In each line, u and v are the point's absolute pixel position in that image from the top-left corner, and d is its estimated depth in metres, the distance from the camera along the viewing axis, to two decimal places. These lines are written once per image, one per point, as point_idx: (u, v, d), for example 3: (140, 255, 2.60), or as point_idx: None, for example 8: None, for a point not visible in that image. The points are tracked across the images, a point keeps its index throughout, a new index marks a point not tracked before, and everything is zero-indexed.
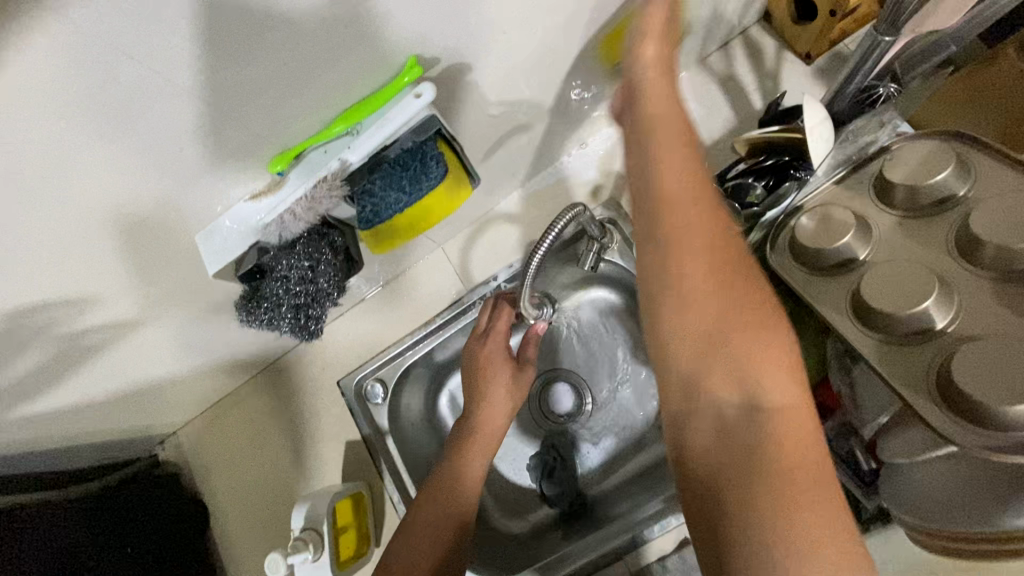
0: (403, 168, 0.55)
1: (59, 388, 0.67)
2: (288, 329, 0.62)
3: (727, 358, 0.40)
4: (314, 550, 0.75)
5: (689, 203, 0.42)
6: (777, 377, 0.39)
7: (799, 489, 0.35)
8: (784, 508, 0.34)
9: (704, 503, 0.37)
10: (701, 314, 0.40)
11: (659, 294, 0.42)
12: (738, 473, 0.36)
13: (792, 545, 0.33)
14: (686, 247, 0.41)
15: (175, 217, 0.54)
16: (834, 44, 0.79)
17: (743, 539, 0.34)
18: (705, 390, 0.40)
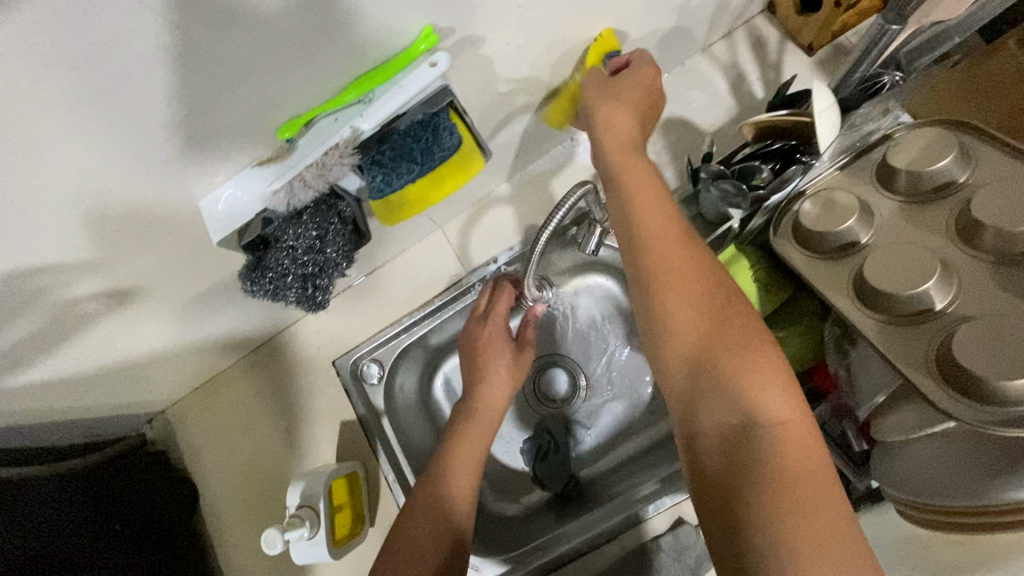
0: (414, 139, 0.55)
1: (51, 357, 0.66)
2: (294, 299, 0.62)
3: (720, 379, 0.49)
4: (310, 527, 0.74)
5: (667, 255, 0.54)
6: (767, 395, 0.47)
7: (798, 492, 0.43)
8: (778, 503, 0.42)
9: (718, 506, 0.46)
10: (690, 345, 0.51)
11: (660, 336, 0.53)
12: (741, 477, 0.45)
13: (790, 534, 0.41)
14: (670, 292, 0.53)
15: (179, 182, 0.53)
16: (836, 36, 0.80)
17: (747, 530, 0.43)
18: (706, 411, 0.49)
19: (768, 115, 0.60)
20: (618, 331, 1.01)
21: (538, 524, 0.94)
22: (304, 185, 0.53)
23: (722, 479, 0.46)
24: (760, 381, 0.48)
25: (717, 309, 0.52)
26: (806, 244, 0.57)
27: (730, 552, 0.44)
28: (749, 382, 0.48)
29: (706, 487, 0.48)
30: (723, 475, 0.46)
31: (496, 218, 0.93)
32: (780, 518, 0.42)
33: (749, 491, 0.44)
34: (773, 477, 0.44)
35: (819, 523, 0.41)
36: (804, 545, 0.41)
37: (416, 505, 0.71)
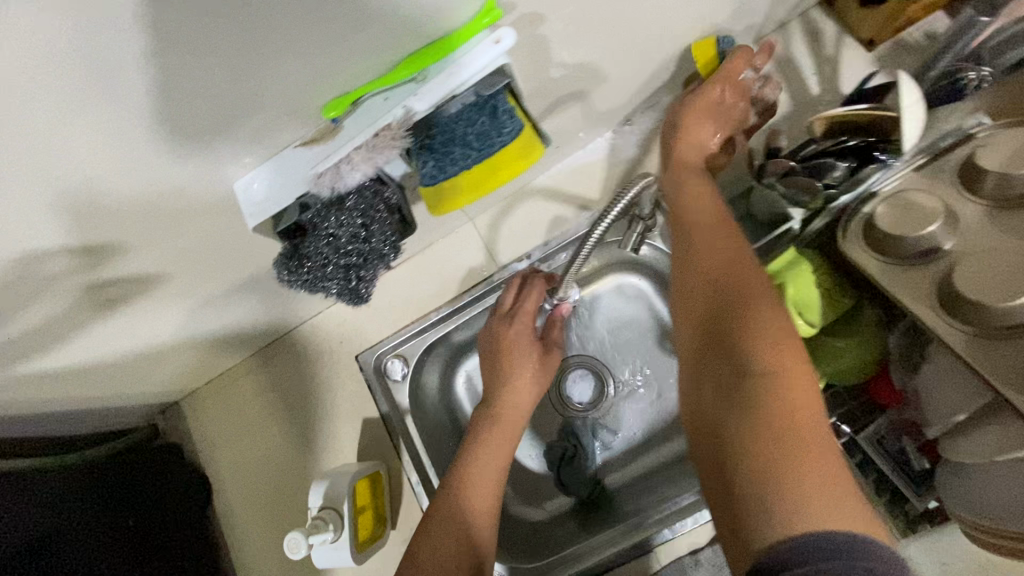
0: (467, 122, 0.51)
1: (69, 342, 0.63)
2: (336, 290, 0.58)
3: (721, 331, 0.49)
4: (334, 531, 0.71)
5: (693, 223, 0.58)
6: (767, 350, 0.45)
7: (783, 442, 0.40)
8: (759, 452, 0.41)
9: (711, 457, 0.45)
10: (698, 302, 0.53)
11: (676, 294, 0.56)
12: (727, 425, 0.44)
13: (769, 483, 0.40)
14: (690, 255, 0.56)
15: (215, 159, 0.50)
16: (899, 30, 0.76)
17: (736, 479, 0.42)
18: (705, 362, 0.49)
19: (846, 109, 0.55)
20: (655, 334, 0.96)
21: (563, 531, 0.90)
22: (352, 168, 0.50)
23: (713, 427, 0.46)
24: (760, 333, 0.47)
25: (724, 268, 0.52)
26: (881, 250, 0.54)
27: (721, 503, 0.43)
28: (747, 332, 0.47)
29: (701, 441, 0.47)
30: (713, 423, 0.46)
31: (531, 210, 0.88)
32: (767, 465, 0.40)
33: (736, 438, 0.43)
34: (761, 423, 0.42)
35: (807, 474, 0.39)
36: (789, 491, 0.39)
37: (440, 521, 0.66)
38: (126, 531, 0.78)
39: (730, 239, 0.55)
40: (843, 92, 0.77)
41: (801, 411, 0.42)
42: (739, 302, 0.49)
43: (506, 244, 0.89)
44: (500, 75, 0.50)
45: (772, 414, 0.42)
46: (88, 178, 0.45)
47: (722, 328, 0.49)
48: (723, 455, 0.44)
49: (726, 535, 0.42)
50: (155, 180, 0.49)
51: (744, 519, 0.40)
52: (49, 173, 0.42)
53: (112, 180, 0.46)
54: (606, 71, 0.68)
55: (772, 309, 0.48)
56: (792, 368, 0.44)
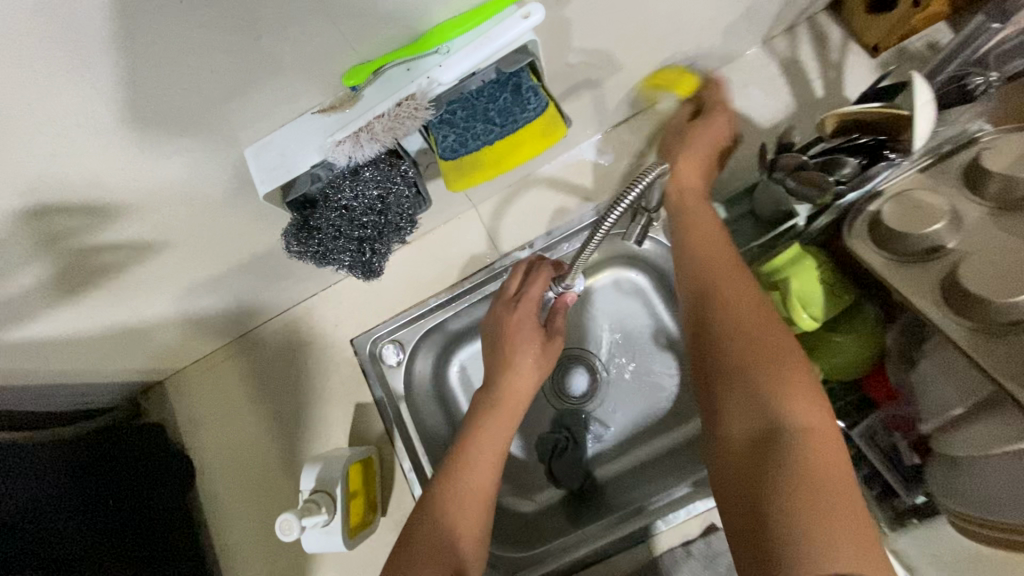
0: (489, 99, 0.51)
1: (59, 310, 0.60)
2: (347, 263, 0.58)
3: (751, 384, 0.52)
4: (326, 514, 0.70)
5: (719, 275, 0.61)
6: (801, 407, 0.49)
7: (822, 496, 0.44)
8: (803, 502, 0.44)
9: (744, 505, 0.47)
10: (729, 352, 0.55)
11: (703, 340, 0.58)
12: (762, 475, 0.47)
13: (812, 531, 0.42)
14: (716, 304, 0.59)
15: (227, 123, 0.48)
16: (902, 38, 0.77)
17: (774, 528, 0.44)
18: (734, 414, 0.52)
19: (856, 108, 0.56)
20: (655, 330, 0.95)
21: (553, 523, 0.90)
22: (371, 138, 0.49)
23: (748, 476, 0.48)
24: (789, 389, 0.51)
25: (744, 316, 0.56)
26: (886, 246, 0.55)
27: (756, 550, 0.45)
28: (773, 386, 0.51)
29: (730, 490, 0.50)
30: (747, 472, 0.48)
31: (536, 199, 0.88)
32: (801, 514, 0.43)
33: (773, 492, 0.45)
34: (796, 478, 0.45)
35: (839, 529, 0.42)
36: (824, 546, 0.42)
37: (435, 500, 0.66)
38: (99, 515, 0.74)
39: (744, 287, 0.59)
40: (847, 96, 0.79)
41: (831, 470, 0.45)
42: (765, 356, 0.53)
43: (510, 233, 0.88)
44: (524, 54, 0.49)
45: (809, 469, 0.45)
46: (97, 134, 0.43)
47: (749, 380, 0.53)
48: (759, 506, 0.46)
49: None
50: (166, 142, 0.47)
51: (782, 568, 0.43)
52: (58, 126, 0.41)
53: (122, 137, 0.45)
54: (621, 61, 0.69)
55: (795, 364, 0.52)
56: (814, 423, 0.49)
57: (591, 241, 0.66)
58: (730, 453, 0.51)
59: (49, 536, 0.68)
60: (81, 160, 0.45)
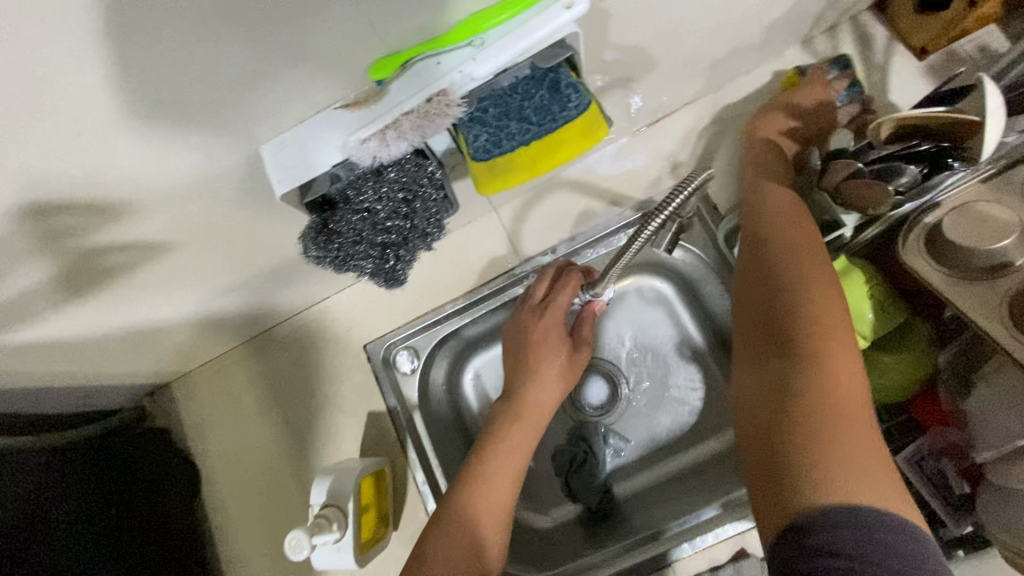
0: (524, 96, 0.48)
1: (62, 312, 0.57)
2: (369, 270, 0.54)
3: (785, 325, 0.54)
4: (338, 531, 0.67)
5: (770, 220, 0.62)
6: (838, 353, 0.51)
7: (836, 432, 0.47)
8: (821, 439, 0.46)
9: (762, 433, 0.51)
10: (768, 294, 0.57)
11: (746, 279, 0.60)
12: (780, 407, 0.50)
13: (823, 463, 0.45)
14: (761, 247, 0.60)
15: (243, 117, 0.45)
16: (952, 41, 0.73)
17: (789, 454, 0.47)
18: (767, 353, 0.54)
19: (919, 112, 0.53)
20: (680, 341, 0.91)
21: (570, 541, 0.86)
22: (398, 136, 0.46)
23: (767, 408, 0.51)
24: (821, 326, 0.52)
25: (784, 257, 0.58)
26: (942, 260, 0.51)
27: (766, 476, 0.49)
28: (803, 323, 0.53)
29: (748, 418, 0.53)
30: (764, 404, 0.52)
31: (559, 202, 0.84)
32: (816, 451, 0.46)
33: (789, 419, 0.49)
34: (811, 410, 0.48)
35: (849, 464, 0.45)
36: (828, 469, 0.45)
37: (452, 519, 0.62)
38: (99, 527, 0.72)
39: (787, 229, 0.60)
40: (891, 101, 0.75)
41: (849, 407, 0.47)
42: (800, 295, 0.55)
43: (531, 237, 0.85)
44: (562, 48, 0.46)
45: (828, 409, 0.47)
46: (104, 124, 0.40)
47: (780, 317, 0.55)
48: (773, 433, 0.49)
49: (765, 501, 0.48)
50: (176, 136, 0.44)
51: (788, 490, 0.46)
52: (64, 115, 0.38)
53: (130, 129, 0.42)
54: (657, 59, 0.65)
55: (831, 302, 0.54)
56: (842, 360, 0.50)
57: (624, 253, 0.64)
58: (753, 383, 0.54)
59: (44, 551, 0.65)
60: (87, 154, 0.42)
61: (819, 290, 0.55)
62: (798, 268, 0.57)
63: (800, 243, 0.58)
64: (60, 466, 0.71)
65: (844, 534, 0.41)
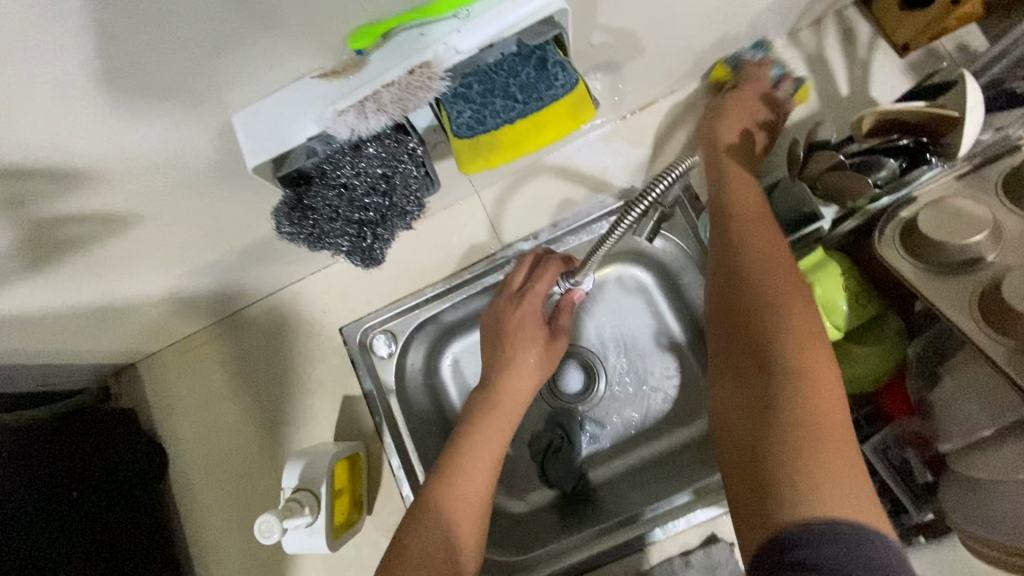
0: (510, 73, 0.46)
1: (17, 287, 0.54)
2: (346, 248, 0.52)
3: (747, 321, 0.52)
4: (310, 515, 0.65)
5: (736, 216, 0.61)
6: (803, 347, 0.48)
7: (807, 429, 0.44)
8: (789, 436, 0.44)
9: (738, 441, 0.48)
10: (732, 291, 0.55)
11: (712, 279, 0.59)
12: (753, 410, 0.47)
13: (796, 467, 0.42)
14: (726, 245, 0.59)
15: (213, 86, 0.43)
16: (933, 39, 0.74)
17: (761, 457, 0.45)
18: (729, 352, 0.53)
19: (902, 105, 0.53)
20: (659, 330, 0.92)
21: (545, 526, 0.86)
22: (378, 110, 0.44)
23: (739, 413, 0.49)
24: (784, 322, 0.50)
25: (758, 266, 0.55)
26: (918, 255, 0.52)
27: (745, 485, 0.45)
28: (776, 330, 0.50)
29: (724, 423, 0.51)
30: (736, 407, 0.49)
31: (542, 187, 0.83)
32: (787, 454, 0.43)
33: (760, 424, 0.46)
34: (780, 410, 0.45)
35: (822, 464, 0.42)
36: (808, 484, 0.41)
37: (425, 504, 0.62)
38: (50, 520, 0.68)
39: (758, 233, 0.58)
40: (872, 95, 0.75)
41: (820, 407, 0.44)
42: (770, 301, 0.52)
43: (513, 222, 0.84)
44: (549, 25, 0.44)
45: (795, 410, 0.45)
46: (61, 87, 0.38)
47: (750, 320, 0.52)
48: (754, 448, 0.46)
49: (742, 522, 0.45)
50: (142, 101, 0.42)
51: (762, 499, 0.43)
52: (18, 73, 0.35)
53: (88, 92, 0.39)
54: (644, 44, 0.65)
55: (804, 311, 0.51)
56: (820, 364, 0.47)
57: (606, 239, 0.62)
58: (726, 384, 0.52)
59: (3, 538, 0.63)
60: (43, 118, 0.40)
61: (780, 285, 0.53)
62: (758, 261, 0.56)
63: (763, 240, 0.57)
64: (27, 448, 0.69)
65: (825, 549, 0.38)
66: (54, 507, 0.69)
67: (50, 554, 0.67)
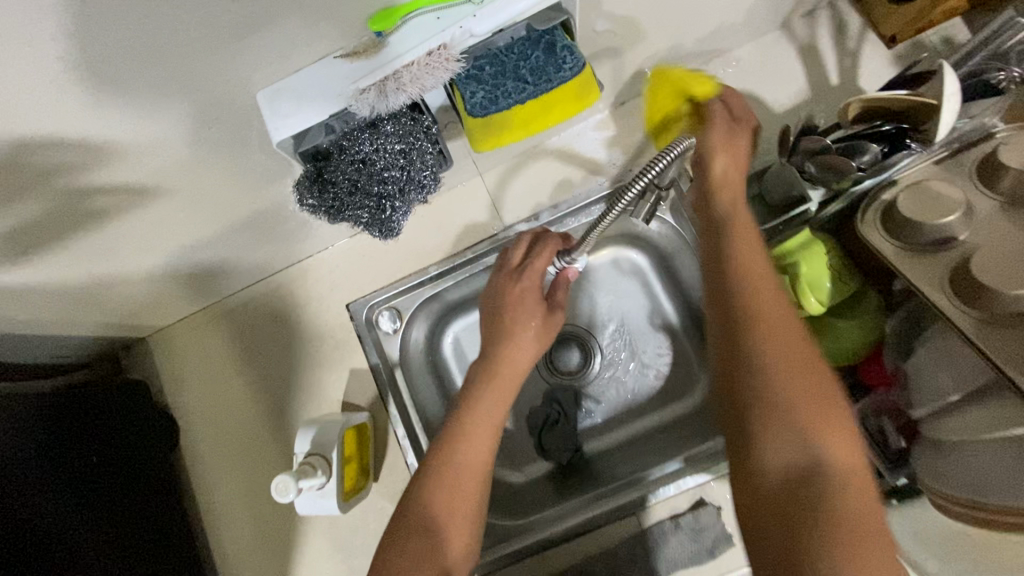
0: (520, 56, 0.49)
1: (43, 257, 0.57)
2: (365, 219, 0.56)
3: (787, 410, 0.44)
4: (323, 476, 0.69)
5: (756, 268, 0.52)
6: (838, 441, 0.43)
7: (859, 547, 0.38)
8: (850, 554, 0.38)
9: (783, 556, 0.40)
10: (786, 375, 0.45)
11: (745, 342, 0.47)
12: (802, 522, 0.40)
13: None
14: (763, 306, 0.49)
15: (242, 64, 0.45)
16: (919, 32, 0.77)
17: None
18: (769, 445, 0.43)
19: (885, 94, 0.57)
20: (654, 310, 0.95)
21: (541, 494, 0.90)
22: (398, 88, 0.47)
23: (777, 519, 0.41)
24: (813, 407, 0.44)
25: (789, 334, 0.47)
26: (897, 233, 0.56)
27: None
28: (815, 421, 0.43)
29: (766, 538, 0.42)
30: (781, 522, 0.41)
31: (543, 170, 0.86)
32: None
33: (807, 538, 0.39)
34: (830, 525, 0.39)
35: None
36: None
37: (432, 461, 0.64)
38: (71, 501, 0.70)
39: (761, 278, 0.51)
40: (860, 85, 0.79)
41: (866, 519, 0.39)
42: (811, 384, 0.45)
43: (514, 203, 0.87)
44: (558, 12, 0.48)
45: (845, 521, 0.39)
46: (101, 60, 0.40)
47: (794, 410, 0.43)
48: (798, 564, 0.39)
49: None
50: (174, 75, 0.44)
51: None
52: (65, 46, 0.38)
53: (128, 66, 0.42)
54: (645, 32, 0.67)
55: (836, 397, 0.45)
56: (857, 465, 0.43)
57: (606, 216, 0.65)
58: (766, 491, 0.43)
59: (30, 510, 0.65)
60: (84, 90, 0.42)
61: (809, 362, 0.47)
62: (789, 328, 0.47)
63: (783, 300, 0.50)
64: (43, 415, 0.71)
65: None
66: (74, 475, 0.71)
67: (69, 525, 0.68)
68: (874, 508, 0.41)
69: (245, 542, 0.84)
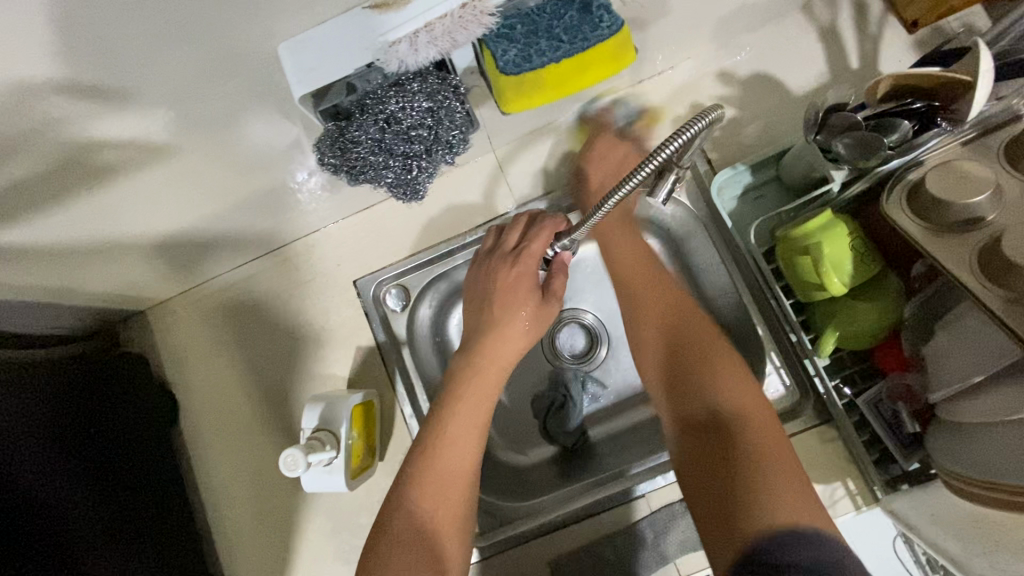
0: (553, 16, 0.49)
1: (44, 216, 0.54)
2: (392, 180, 0.59)
3: (691, 379, 0.63)
4: (332, 452, 0.68)
5: (641, 279, 0.73)
6: (731, 388, 0.61)
7: (756, 452, 0.55)
8: (749, 460, 0.54)
9: (707, 482, 0.56)
10: (672, 355, 0.66)
11: (649, 345, 0.69)
12: (717, 451, 0.57)
13: (757, 490, 0.52)
14: (645, 314, 0.71)
15: (264, 15, 0.44)
16: (941, 17, 0.77)
17: (733, 486, 0.54)
18: (675, 409, 0.63)
19: (916, 72, 0.56)
20: None
21: (545, 479, 0.89)
22: (430, 41, 0.47)
23: (702, 455, 0.58)
24: (709, 371, 0.63)
25: (670, 325, 0.68)
26: (923, 215, 0.56)
27: (721, 518, 0.53)
28: (708, 380, 0.62)
29: (692, 478, 0.58)
30: (701, 457, 0.58)
31: (557, 149, 0.85)
32: (755, 480, 0.53)
33: (719, 456, 0.56)
34: (734, 441, 0.56)
35: (770, 477, 0.53)
36: (772, 505, 0.51)
37: (422, 456, 0.64)
38: (70, 477, 0.68)
39: (688, 312, 0.69)
40: (881, 70, 0.78)
41: (758, 430, 0.57)
42: (697, 358, 0.64)
43: (527, 181, 0.85)
44: None
45: (739, 440, 0.56)
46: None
47: (693, 377, 0.63)
48: (721, 478, 0.55)
49: (718, 543, 0.53)
50: (191, 23, 0.42)
51: (738, 521, 0.52)
52: None
53: (144, 10, 0.40)
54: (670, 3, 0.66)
55: (725, 364, 0.63)
56: (747, 398, 0.60)
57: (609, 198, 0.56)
58: (686, 433, 0.61)
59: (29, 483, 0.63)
60: (94, 33, 0.40)
61: (691, 334, 0.67)
62: (673, 320, 0.68)
63: (664, 300, 0.70)
64: (50, 382, 0.70)
65: (793, 555, 0.47)
66: (74, 448, 0.69)
67: (67, 498, 0.66)
68: (765, 419, 0.58)
69: (246, 521, 0.82)
